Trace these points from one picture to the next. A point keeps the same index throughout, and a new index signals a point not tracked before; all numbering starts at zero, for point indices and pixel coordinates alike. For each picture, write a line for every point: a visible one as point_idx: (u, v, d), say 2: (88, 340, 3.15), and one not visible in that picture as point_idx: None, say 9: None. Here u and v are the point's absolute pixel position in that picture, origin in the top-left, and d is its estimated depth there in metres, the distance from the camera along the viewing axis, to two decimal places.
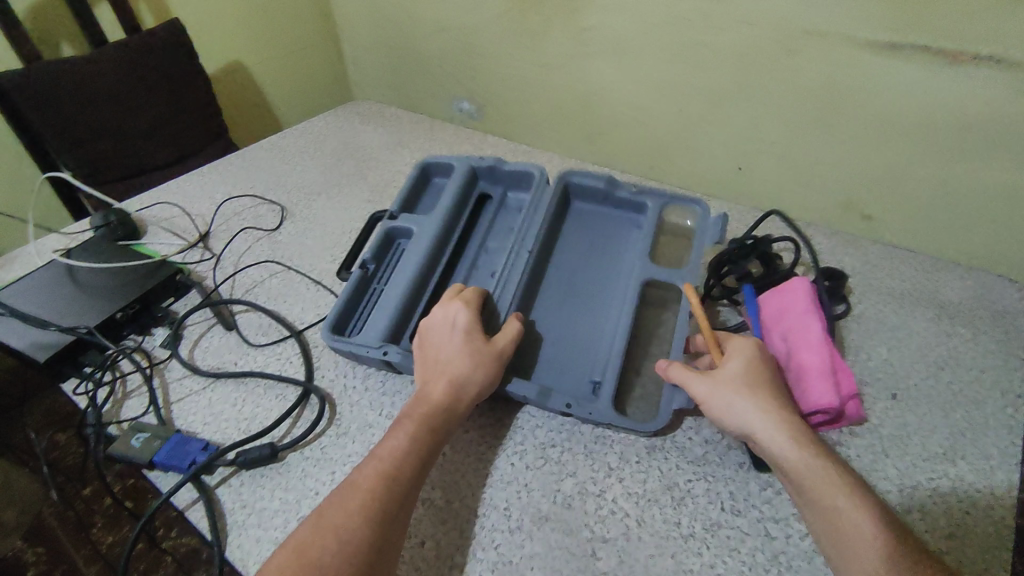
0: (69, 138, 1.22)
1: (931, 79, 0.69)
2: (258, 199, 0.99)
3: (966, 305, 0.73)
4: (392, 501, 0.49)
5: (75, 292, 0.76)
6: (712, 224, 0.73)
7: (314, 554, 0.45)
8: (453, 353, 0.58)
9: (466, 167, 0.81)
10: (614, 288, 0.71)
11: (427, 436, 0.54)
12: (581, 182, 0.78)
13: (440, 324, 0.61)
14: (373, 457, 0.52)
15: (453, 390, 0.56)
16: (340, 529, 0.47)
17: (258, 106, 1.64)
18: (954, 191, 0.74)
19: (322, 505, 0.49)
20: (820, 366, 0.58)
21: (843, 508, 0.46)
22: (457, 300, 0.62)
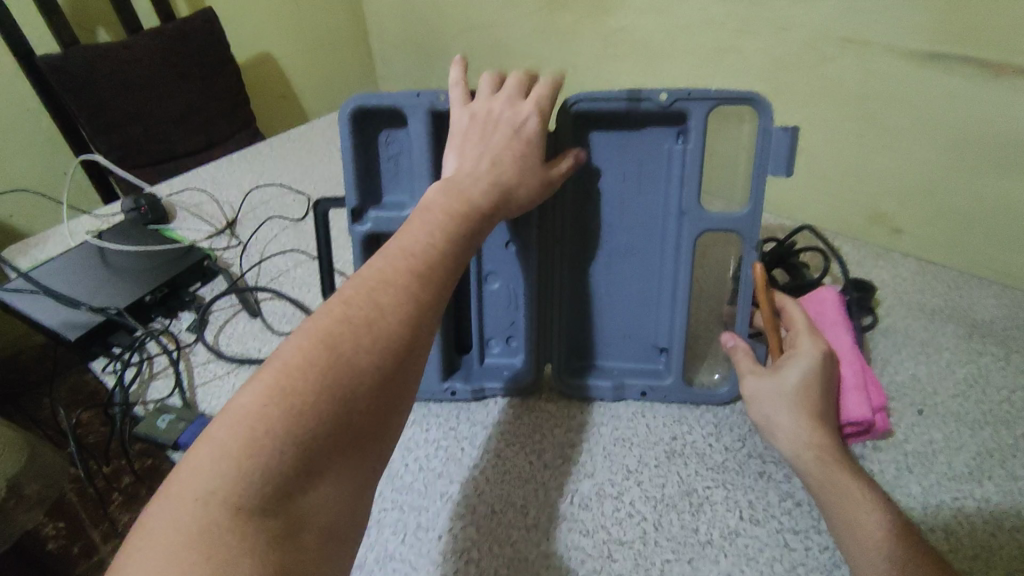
0: (103, 122, 1.25)
1: (970, 91, 0.68)
2: (285, 189, 1.00)
3: (999, 324, 0.71)
4: (425, 305, 0.40)
5: (107, 274, 0.77)
6: (786, 141, 0.54)
7: (347, 343, 0.36)
8: (509, 154, 0.51)
9: (420, 108, 0.56)
10: (665, 258, 0.60)
11: (462, 238, 0.45)
12: (595, 107, 0.55)
13: (506, 113, 0.53)
14: (396, 249, 0.42)
15: (494, 202, 0.48)
16: (373, 322, 0.38)
17: (285, 97, 1.65)
18: (990, 207, 0.73)
19: (343, 296, 0.39)
20: (854, 379, 0.56)
21: (868, 519, 0.45)
22: (533, 98, 0.54)
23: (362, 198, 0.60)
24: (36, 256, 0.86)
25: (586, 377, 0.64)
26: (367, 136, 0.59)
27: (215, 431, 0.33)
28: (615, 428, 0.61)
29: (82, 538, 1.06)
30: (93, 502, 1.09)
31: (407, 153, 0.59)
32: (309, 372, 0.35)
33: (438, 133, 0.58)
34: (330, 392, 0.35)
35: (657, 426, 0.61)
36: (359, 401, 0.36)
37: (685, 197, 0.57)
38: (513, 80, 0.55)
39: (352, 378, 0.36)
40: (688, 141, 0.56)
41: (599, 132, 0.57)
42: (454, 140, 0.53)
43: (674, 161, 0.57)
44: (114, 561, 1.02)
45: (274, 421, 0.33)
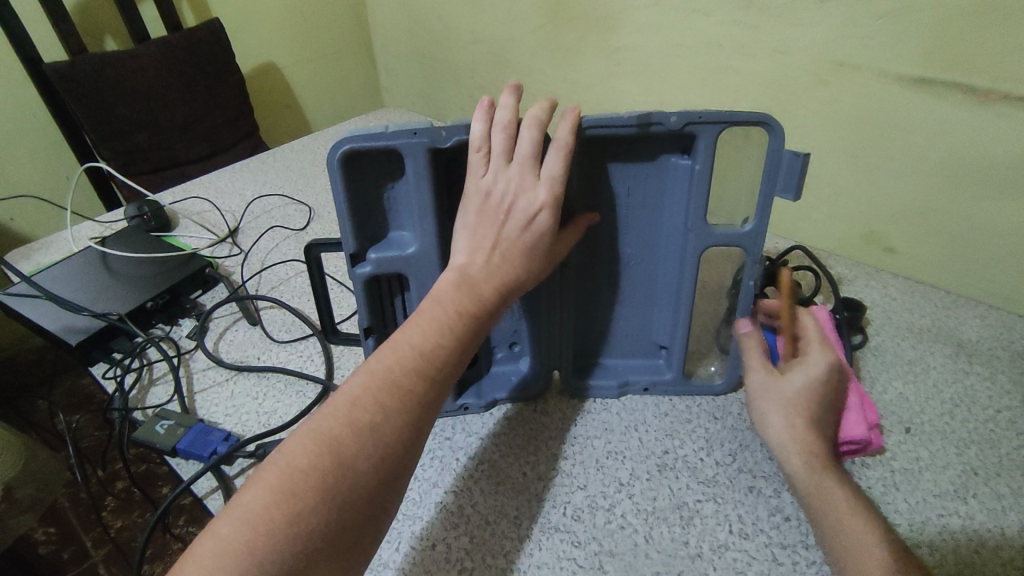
0: (108, 129, 1.26)
1: (962, 116, 0.70)
2: (287, 199, 1.01)
3: (986, 344, 0.73)
4: (424, 407, 0.43)
5: (110, 280, 0.78)
6: (798, 166, 0.53)
7: (347, 450, 0.39)
8: (520, 251, 0.50)
9: (419, 147, 0.50)
10: (668, 270, 0.61)
11: (469, 333, 0.47)
12: (605, 131, 0.51)
13: (520, 200, 0.49)
14: (407, 345, 0.44)
15: (502, 296, 0.49)
16: (374, 427, 0.40)
17: (290, 107, 1.68)
18: (978, 229, 0.74)
19: (352, 395, 0.41)
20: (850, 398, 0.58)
21: (837, 500, 0.48)
22: (548, 179, 0.49)
23: (360, 242, 0.55)
24: (39, 260, 0.87)
25: (590, 376, 0.67)
26: (359, 175, 0.52)
27: (220, 525, 0.36)
28: (607, 441, 0.62)
29: (73, 543, 1.06)
30: (85, 508, 1.09)
31: (404, 193, 0.53)
32: (310, 478, 0.37)
33: (439, 172, 0.52)
34: (327, 497, 0.37)
35: (649, 439, 0.62)
36: (353, 506, 0.38)
37: (692, 215, 0.56)
38: (530, 139, 0.49)
39: (349, 484, 0.38)
40: (696, 162, 0.53)
41: (605, 150, 0.54)
42: (467, 218, 0.50)
43: (681, 178, 0.55)
44: (105, 567, 1.02)
45: (274, 525, 0.36)
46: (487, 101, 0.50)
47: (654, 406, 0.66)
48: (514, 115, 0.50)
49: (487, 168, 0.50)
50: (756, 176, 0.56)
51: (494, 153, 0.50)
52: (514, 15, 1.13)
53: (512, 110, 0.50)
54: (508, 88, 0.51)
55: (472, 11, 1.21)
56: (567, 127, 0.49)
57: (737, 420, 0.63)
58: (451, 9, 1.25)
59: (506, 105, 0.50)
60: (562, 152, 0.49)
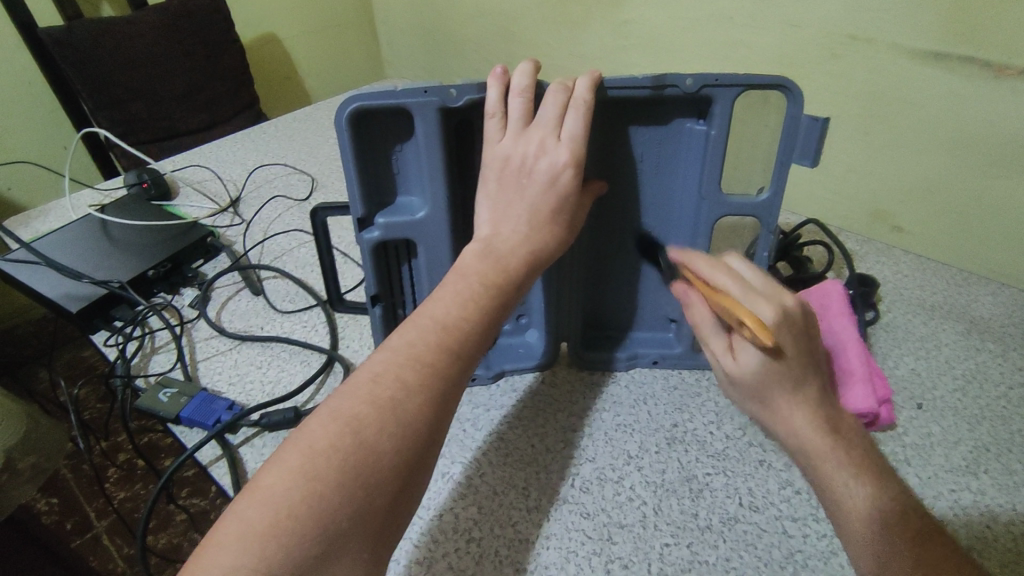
0: (105, 98, 1.23)
1: (972, 92, 0.69)
2: (289, 169, 0.99)
3: (999, 321, 0.72)
4: (450, 383, 0.40)
5: (109, 248, 0.77)
6: (816, 131, 0.51)
7: (370, 427, 0.36)
8: (544, 215, 0.48)
9: (430, 107, 0.48)
10: (681, 240, 0.59)
11: (494, 307, 0.45)
12: (620, 93, 0.50)
13: (539, 162, 0.47)
14: (428, 320, 0.42)
15: (527, 265, 0.47)
16: (398, 404, 0.38)
17: (290, 79, 1.65)
18: (993, 206, 0.73)
19: (373, 373, 0.39)
20: (863, 370, 0.57)
21: (830, 461, 0.41)
22: (567, 139, 0.48)
23: (368, 205, 0.53)
24: (36, 228, 0.86)
25: (599, 348, 0.66)
26: (368, 138, 0.51)
27: (238, 511, 0.33)
28: (617, 414, 0.61)
29: (76, 513, 1.06)
30: (88, 479, 1.10)
31: (414, 156, 0.52)
32: (331, 458, 0.35)
33: (449, 135, 0.51)
34: (345, 475, 0.34)
35: (658, 413, 0.61)
36: (379, 486, 0.35)
37: (705, 183, 0.55)
38: (552, 101, 0.48)
39: (374, 464, 0.35)
40: (712, 127, 0.52)
41: (619, 114, 0.53)
42: (488, 187, 0.49)
43: (695, 144, 0.54)
44: (108, 537, 1.03)
45: (296, 508, 0.33)
46: (501, 69, 0.49)
47: (663, 379, 0.65)
48: (532, 81, 0.49)
49: (504, 133, 0.49)
50: (773, 143, 0.54)
51: (510, 118, 0.49)
52: None
53: (527, 75, 0.49)
54: (527, 62, 0.50)
55: None
56: (585, 86, 0.48)
57: None
58: None
59: (522, 72, 0.49)
60: (582, 111, 0.48)
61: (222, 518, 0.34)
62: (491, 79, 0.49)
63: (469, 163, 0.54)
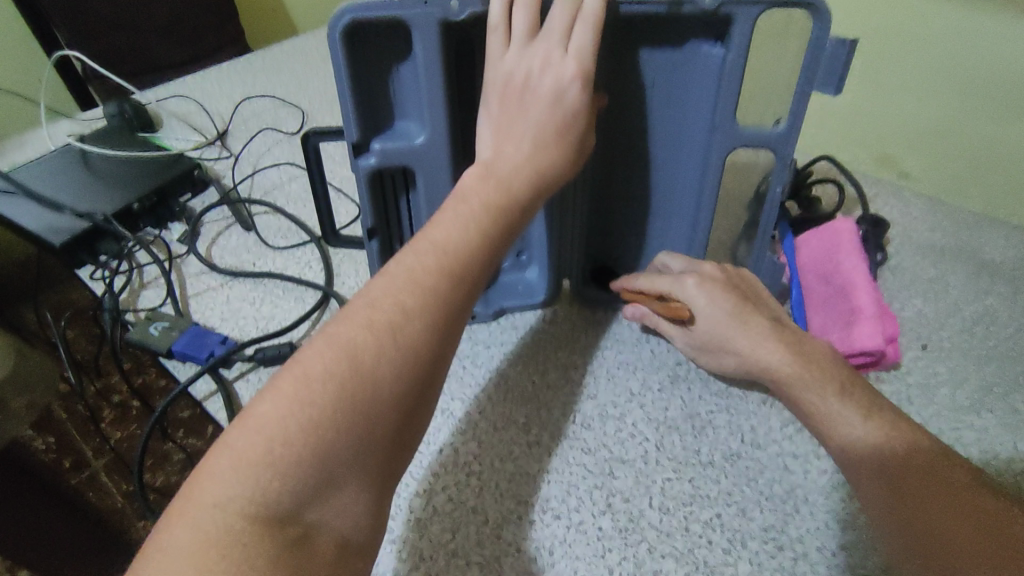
0: (81, 26, 1.17)
1: (1002, 23, 0.65)
2: (278, 101, 0.95)
3: (1008, 264, 0.70)
4: (452, 311, 0.38)
5: (91, 179, 0.74)
6: (841, 56, 0.48)
7: (370, 353, 0.35)
8: (549, 135, 0.46)
9: (430, 20, 0.45)
10: (690, 172, 0.57)
11: (497, 233, 0.43)
12: (634, 10, 0.46)
13: (544, 77, 0.45)
14: (429, 244, 0.40)
15: (530, 187, 0.45)
16: (398, 329, 0.36)
17: (276, 13, 1.58)
18: (1010, 146, 0.71)
19: (371, 298, 0.37)
20: (871, 308, 0.56)
21: (838, 414, 0.46)
22: (576, 51, 0.45)
23: (363, 130, 0.50)
24: (14, 159, 0.82)
25: (601, 286, 0.65)
26: (362, 54, 0.47)
27: (232, 439, 0.32)
28: (618, 352, 0.60)
29: (73, 452, 1.06)
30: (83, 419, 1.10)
31: (412, 76, 0.48)
32: (329, 383, 0.33)
33: (449, 53, 0.48)
34: (344, 402, 0.33)
35: (660, 351, 0.60)
36: (380, 411, 0.34)
37: (719, 112, 0.52)
38: (560, 13, 0.45)
39: (373, 390, 0.34)
40: (729, 49, 0.49)
41: (632, 34, 0.50)
42: (490, 107, 0.47)
43: (710, 69, 0.51)
44: (106, 475, 1.04)
45: (294, 435, 0.32)
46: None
47: None
48: None
49: (507, 50, 0.46)
50: (794, 71, 0.51)
51: (514, 31, 0.45)
52: None
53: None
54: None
55: None
56: None
57: None
58: None
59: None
60: (592, 23, 0.44)
61: (215, 445, 0.32)
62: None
63: (470, 85, 0.51)
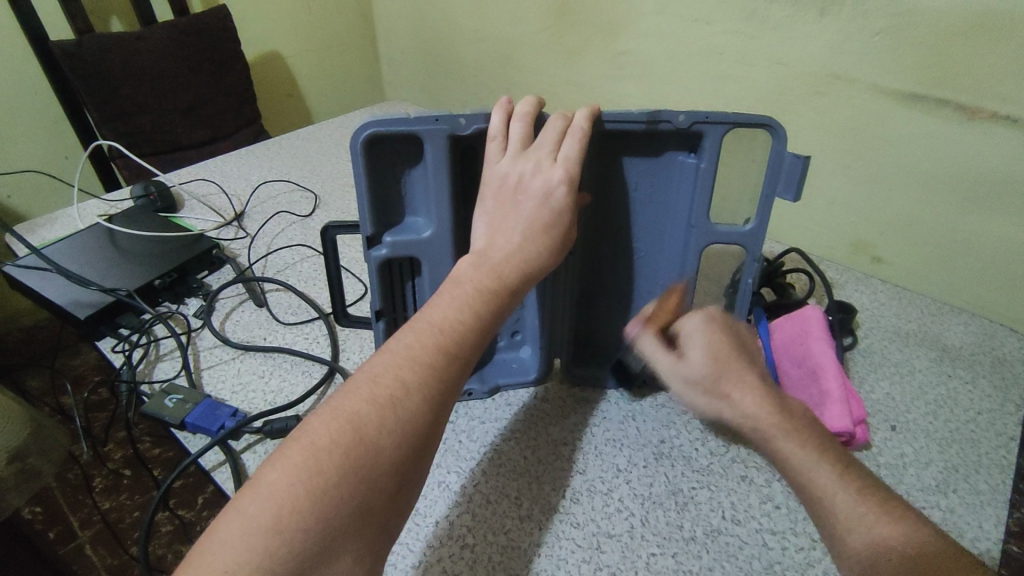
0: (111, 110, 1.26)
1: (954, 133, 0.73)
2: (293, 185, 1.02)
3: (969, 349, 0.75)
4: (447, 383, 0.43)
5: (117, 257, 0.79)
6: (798, 168, 0.55)
7: (370, 426, 0.39)
8: (537, 229, 0.51)
9: (440, 134, 0.52)
10: (671, 262, 0.62)
11: (488, 317, 0.47)
12: (617, 126, 0.54)
13: (535, 179, 0.50)
14: (425, 324, 0.45)
15: (520, 274, 0.49)
16: (398, 402, 0.40)
17: (291, 96, 1.69)
18: (964, 240, 0.78)
19: (372, 374, 0.41)
20: (839, 392, 0.61)
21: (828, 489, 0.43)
22: (563, 160, 0.51)
23: (377, 225, 0.56)
24: (43, 235, 0.88)
25: (591, 365, 0.69)
26: (379, 160, 0.54)
27: (243, 506, 0.35)
28: (606, 429, 0.64)
29: (60, 523, 1.10)
30: (73, 490, 1.14)
31: (422, 179, 0.55)
32: (334, 453, 0.37)
33: (455, 161, 0.54)
34: (347, 470, 0.37)
35: (646, 428, 0.64)
36: (379, 481, 0.38)
37: (695, 211, 0.58)
38: (551, 128, 0.52)
39: (374, 460, 0.38)
40: (702, 159, 0.56)
41: (615, 145, 0.57)
42: (485, 203, 0.52)
43: (686, 175, 0.57)
44: (92, 547, 1.06)
45: (298, 502, 0.35)
46: (506, 98, 0.54)
47: (651, 397, 0.68)
48: (532, 109, 0.53)
49: (504, 155, 0.52)
50: (760, 177, 0.58)
51: (511, 141, 0.52)
52: (520, 14, 1.19)
53: (530, 104, 0.54)
54: (531, 96, 0.55)
55: (479, 10, 1.27)
56: (584, 116, 0.52)
57: None
58: (461, 7, 1.30)
59: (526, 102, 0.54)
60: (578, 138, 0.51)
61: (226, 510, 0.36)
62: (495, 106, 0.53)
63: (472, 186, 0.57)
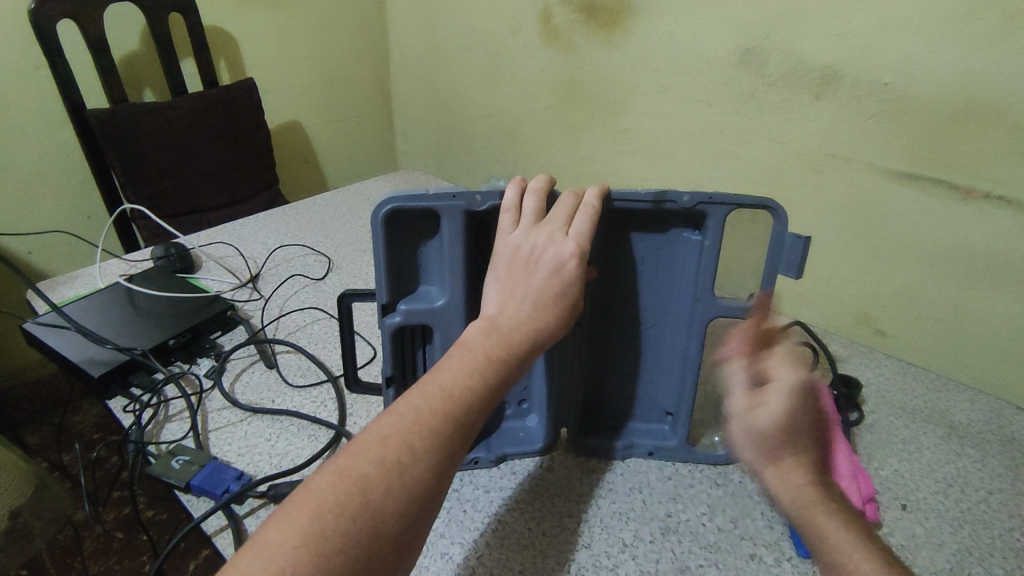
0: (136, 173, 1.32)
1: (948, 211, 0.76)
2: (308, 249, 1.06)
3: (977, 428, 0.75)
4: (452, 449, 0.43)
5: (133, 316, 0.81)
6: (799, 248, 0.57)
7: (376, 491, 0.39)
8: (548, 298, 0.52)
9: (456, 210, 0.54)
10: (676, 334, 0.64)
11: (496, 384, 0.48)
12: (625, 205, 0.56)
13: (548, 251, 0.52)
14: (436, 388, 0.46)
15: (530, 342, 0.50)
16: (404, 468, 0.41)
17: (307, 163, 1.76)
18: (967, 315, 0.79)
19: (382, 435, 0.42)
20: (848, 470, 0.60)
21: None
22: (574, 235, 0.53)
23: (392, 293, 0.58)
24: (63, 292, 0.90)
25: (599, 436, 0.69)
26: (397, 233, 0.56)
27: (245, 567, 0.35)
28: (612, 501, 0.63)
29: None
30: (63, 552, 1.11)
31: (437, 251, 0.58)
32: (339, 516, 0.38)
33: (470, 235, 0.57)
34: (350, 535, 0.37)
35: (653, 501, 0.63)
36: (379, 550, 0.38)
37: (700, 285, 0.60)
38: (562, 206, 0.55)
39: (378, 527, 0.38)
40: (706, 236, 0.58)
41: (624, 222, 0.59)
42: (497, 272, 0.54)
43: (690, 251, 0.60)
44: None
45: (301, 567, 0.35)
46: (519, 176, 0.57)
47: (657, 469, 0.67)
48: (544, 187, 0.56)
49: (517, 227, 0.54)
50: (760, 256, 0.60)
51: (524, 214, 0.55)
52: (530, 91, 1.26)
53: (542, 182, 0.57)
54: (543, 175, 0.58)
55: (491, 87, 1.34)
56: (594, 195, 0.55)
57: (738, 489, 0.65)
58: (474, 84, 1.38)
59: (538, 180, 0.57)
60: (589, 215, 0.54)
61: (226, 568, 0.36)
62: (510, 182, 0.56)
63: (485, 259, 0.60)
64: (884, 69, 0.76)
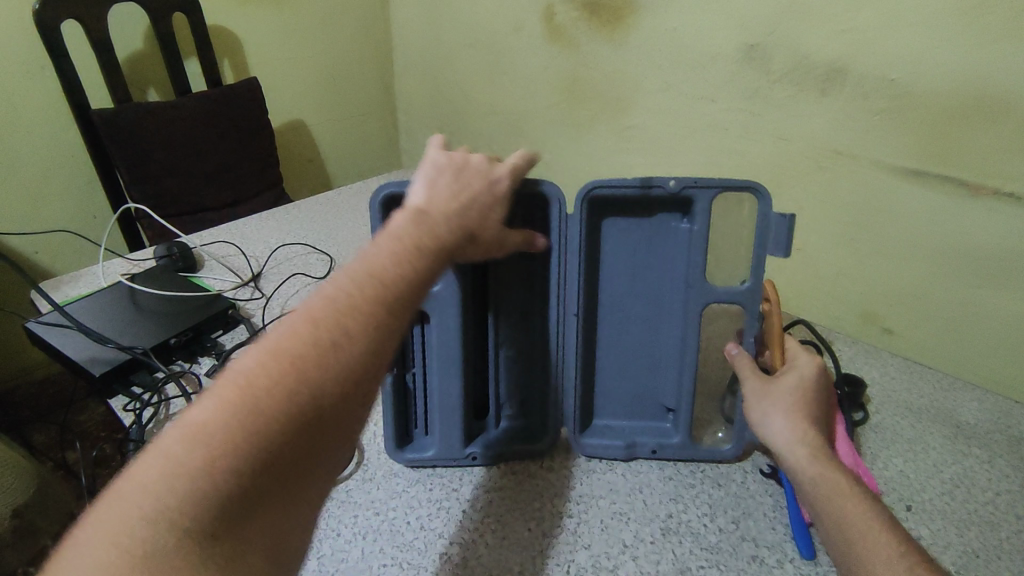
0: (140, 172, 1.32)
1: (953, 208, 0.76)
2: (310, 248, 1.06)
3: (984, 427, 0.74)
4: (388, 327, 0.39)
5: (135, 315, 0.81)
6: (783, 226, 0.57)
7: (303, 373, 0.35)
8: (477, 212, 0.50)
9: None
10: (672, 323, 0.64)
11: (432, 265, 0.43)
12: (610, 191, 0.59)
13: (479, 175, 0.52)
14: (369, 264, 0.40)
15: (460, 235, 0.46)
16: (336, 350, 0.36)
17: (311, 162, 1.76)
18: (974, 314, 0.78)
19: (309, 314, 0.37)
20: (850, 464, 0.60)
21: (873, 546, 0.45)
22: (502, 167, 0.54)
23: None
24: (66, 292, 0.91)
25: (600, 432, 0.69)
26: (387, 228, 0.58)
27: (167, 445, 0.33)
28: (612, 501, 0.63)
29: None
30: None
31: None
32: (262, 402, 0.33)
33: None
34: (272, 419, 0.34)
35: (653, 501, 0.63)
36: (307, 431, 0.35)
37: (692, 272, 0.60)
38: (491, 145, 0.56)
39: (304, 410, 0.35)
40: (693, 221, 0.59)
41: (610, 209, 0.61)
42: (430, 178, 0.50)
43: (681, 238, 0.61)
44: None
45: (217, 455, 0.32)
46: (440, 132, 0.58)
47: (658, 470, 0.66)
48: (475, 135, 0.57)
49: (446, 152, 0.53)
50: (750, 239, 0.59)
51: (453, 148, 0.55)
52: (532, 89, 1.25)
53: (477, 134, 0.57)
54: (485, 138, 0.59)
55: (493, 85, 1.34)
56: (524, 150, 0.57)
57: (740, 489, 0.64)
58: (477, 82, 1.38)
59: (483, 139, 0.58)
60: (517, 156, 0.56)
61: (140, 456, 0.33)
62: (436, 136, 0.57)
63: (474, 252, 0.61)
64: (889, 64, 0.76)
